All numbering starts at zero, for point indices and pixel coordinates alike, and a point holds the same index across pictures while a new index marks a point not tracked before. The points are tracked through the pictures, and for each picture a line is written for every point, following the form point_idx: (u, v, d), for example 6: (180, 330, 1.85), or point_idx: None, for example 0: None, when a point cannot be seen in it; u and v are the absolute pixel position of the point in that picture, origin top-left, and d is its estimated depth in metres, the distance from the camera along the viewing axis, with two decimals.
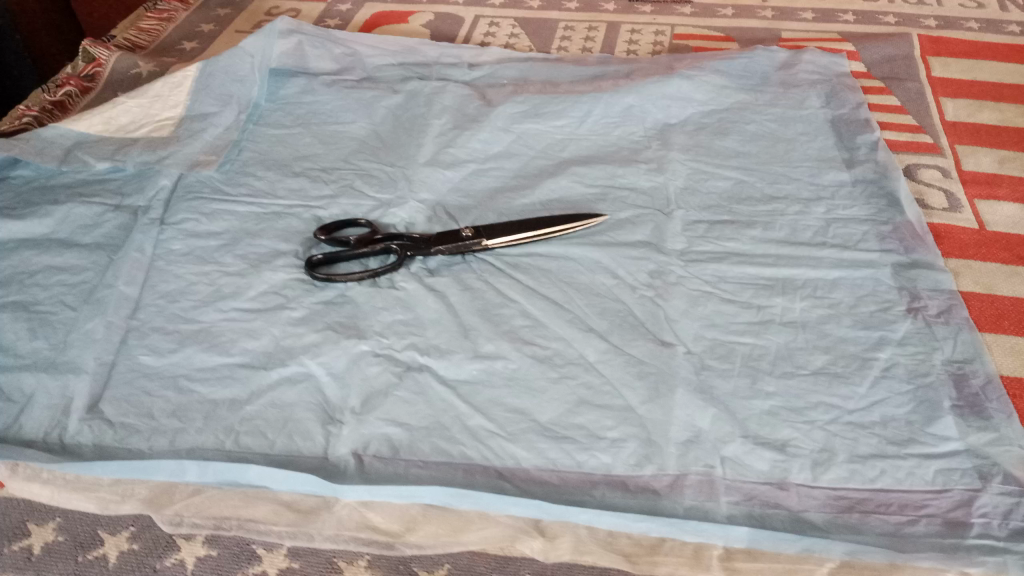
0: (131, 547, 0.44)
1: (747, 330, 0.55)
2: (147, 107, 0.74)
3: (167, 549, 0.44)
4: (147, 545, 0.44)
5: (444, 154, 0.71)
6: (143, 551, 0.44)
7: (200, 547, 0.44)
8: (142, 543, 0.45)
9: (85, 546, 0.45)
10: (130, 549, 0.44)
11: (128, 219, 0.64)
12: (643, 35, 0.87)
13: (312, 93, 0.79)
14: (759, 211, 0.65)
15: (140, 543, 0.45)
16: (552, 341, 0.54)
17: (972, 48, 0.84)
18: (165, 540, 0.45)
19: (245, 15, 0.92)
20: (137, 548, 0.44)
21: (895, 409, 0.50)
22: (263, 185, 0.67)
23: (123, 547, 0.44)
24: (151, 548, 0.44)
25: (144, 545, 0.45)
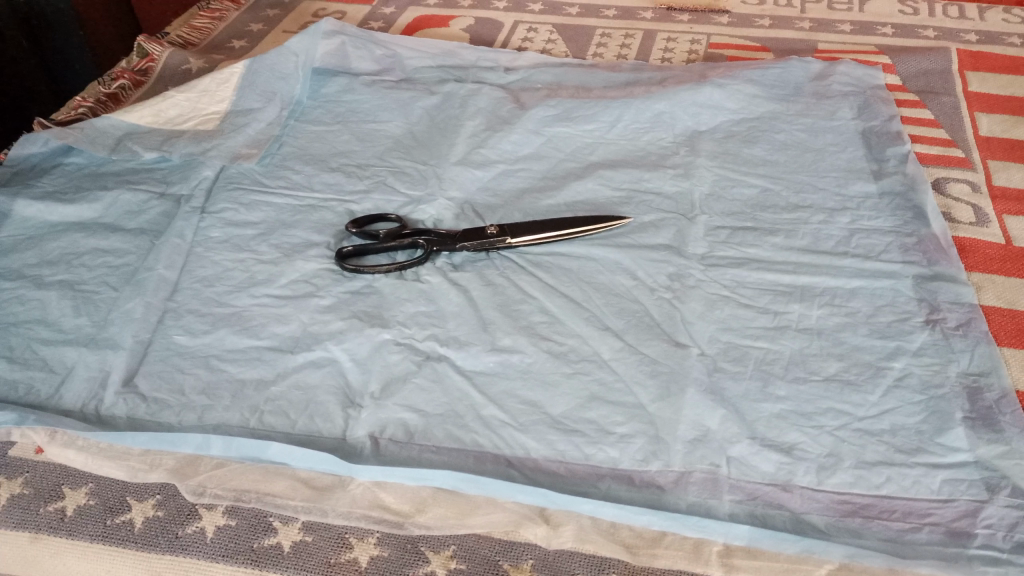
0: (156, 513, 0.46)
1: (763, 334, 0.55)
2: (195, 101, 0.77)
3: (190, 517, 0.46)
4: (172, 513, 0.46)
5: (475, 154, 0.72)
6: (167, 518, 0.46)
7: (221, 516, 0.46)
8: (166, 510, 0.47)
9: (113, 510, 0.47)
10: (156, 515, 0.46)
11: (171, 207, 0.67)
12: (678, 43, 0.88)
13: (352, 91, 0.81)
14: (783, 219, 0.65)
15: (165, 509, 0.47)
16: (569, 338, 0.55)
17: (1012, 63, 0.83)
18: (188, 508, 0.47)
19: (292, 16, 0.96)
20: (161, 515, 0.46)
21: (906, 418, 0.50)
22: (300, 179, 0.70)
23: (148, 514, 0.46)
24: (175, 515, 0.46)
25: (169, 512, 0.46)
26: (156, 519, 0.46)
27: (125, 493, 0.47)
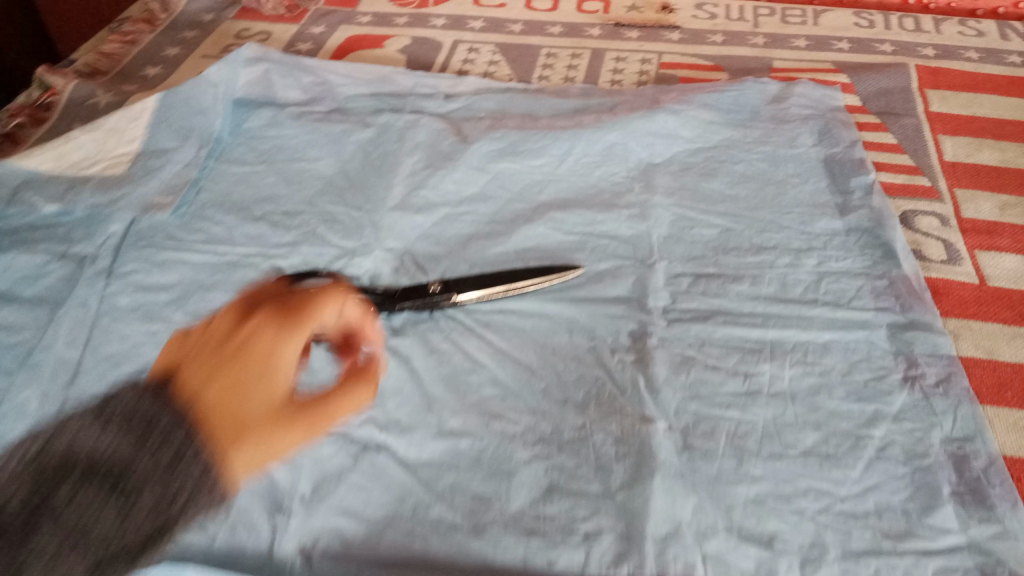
0: (99, 492, 0.38)
1: (733, 402, 0.51)
2: (101, 141, 0.69)
3: (153, 516, 0.39)
4: (120, 476, 0.39)
5: (415, 196, 0.67)
6: (121, 463, 0.39)
7: (195, 495, 0.40)
8: (112, 492, 0.38)
9: (33, 532, 0.36)
10: (96, 494, 0.38)
11: (74, 270, 0.60)
12: (628, 63, 0.84)
13: (279, 125, 0.74)
14: (747, 262, 0.61)
15: (110, 480, 0.39)
16: (523, 415, 0.50)
17: (971, 80, 0.81)
18: (147, 494, 0.39)
19: (213, 38, 0.88)
20: (113, 515, 0.38)
21: (891, 496, 0.46)
22: (221, 232, 0.64)
23: (92, 494, 0.38)
24: (120, 475, 0.39)
25: (122, 495, 0.38)
26: (112, 547, 0.38)
27: (40, 518, 0.37)
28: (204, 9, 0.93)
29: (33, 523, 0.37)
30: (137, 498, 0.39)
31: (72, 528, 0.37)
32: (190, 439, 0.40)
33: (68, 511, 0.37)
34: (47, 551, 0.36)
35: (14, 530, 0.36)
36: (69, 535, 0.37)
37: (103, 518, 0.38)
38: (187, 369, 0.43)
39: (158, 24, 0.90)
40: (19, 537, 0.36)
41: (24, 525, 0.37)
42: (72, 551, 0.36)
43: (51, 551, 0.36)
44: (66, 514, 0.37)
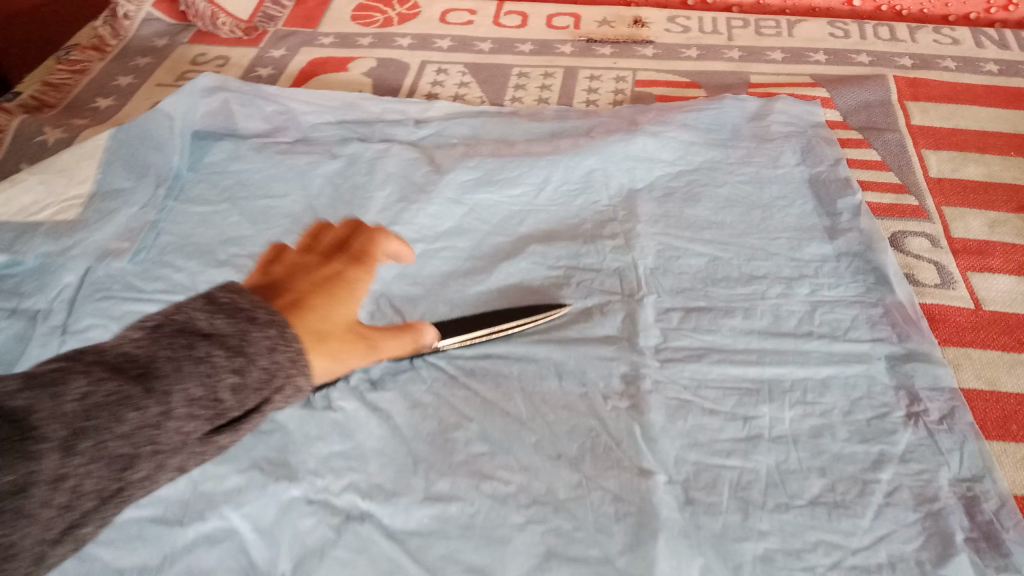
0: (214, 349, 0.34)
1: (734, 449, 0.48)
2: (51, 184, 0.65)
3: (260, 391, 0.36)
4: (240, 356, 0.35)
5: (389, 233, 0.63)
6: (233, 335, 0.35)
7: (295, 371, 0.37)
8: (227, 349, 0.35)
9: (159, 392, 0.33)
10: (218, 353, 0.34)
11: (25, 327, 0.56)
12: (603, 81, 0.81)
13: (241, 159, 0.70)
14: (737, 294, 0.59)
15: (220, 338, 0.35)
16: (515, 474, 0.47)
17: (951, 91, 0.79)
18: (261, 377, 0.35)
19: (167, 64, 0.83)
20: (226, 362, 0.34)
21: (903, 546, 0.44)
22: (183, 279, 0.60)
23: (208, 349, 0.34)
24: (238, 358, 0.35)
25: (242, 367, 0.35)
26: (222, 410, 0.35)
27: (166, 381, 0.33)
28: (156, 33, 0.88)
29: (155, 388, 0.33)
30: (252, 367, 0.35)
31: (192, 403, 0.34)
32: (286, 335, 0.37)
33: (187, 378, 0.33)
34: (170, 412, 0.33)
35: (140, 390, 0.32)
36: (187, 407, 0.33)
37: (221, 375, 0.34)
38: (285, 282, 0.42)
39: (108, 49, 0.85)
40: (146, 401, 0.32)
41: (146, 391, 0.32)
42: (190, 418, 0.34)
43: (175, 415, 0.33)
44: (182, 386, 0.33)
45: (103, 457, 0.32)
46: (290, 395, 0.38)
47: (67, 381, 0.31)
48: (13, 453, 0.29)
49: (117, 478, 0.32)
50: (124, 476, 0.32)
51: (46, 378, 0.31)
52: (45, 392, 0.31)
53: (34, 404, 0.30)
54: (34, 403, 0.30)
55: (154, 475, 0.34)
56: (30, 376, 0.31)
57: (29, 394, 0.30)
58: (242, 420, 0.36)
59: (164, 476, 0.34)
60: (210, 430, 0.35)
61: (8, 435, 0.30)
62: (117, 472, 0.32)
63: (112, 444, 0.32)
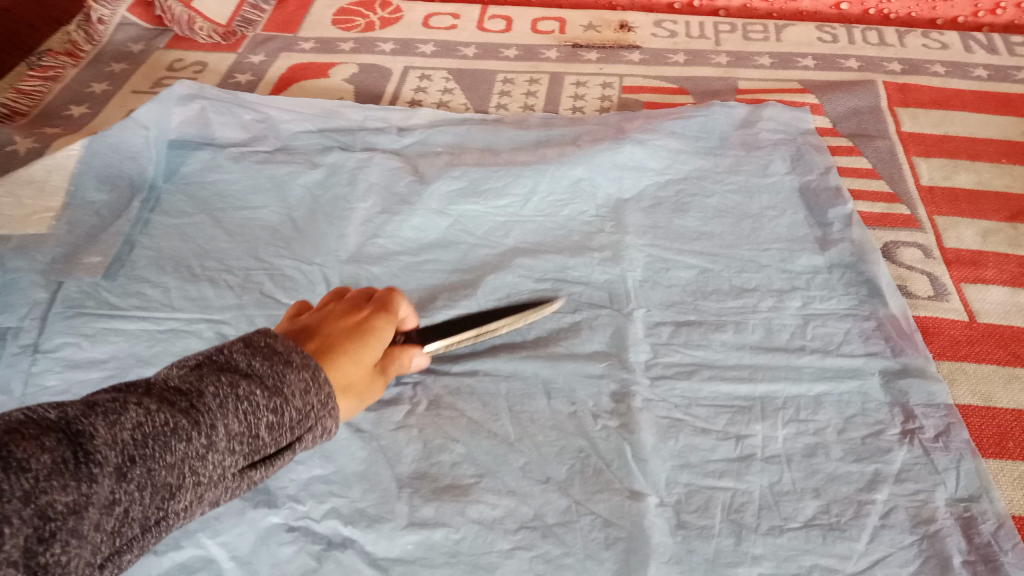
0: (255, 385, 0.34)
1: (726, 470, 0.47)
2: (19, 196, 0.63)
3: (296, 429, 0.35)
4: (280, 392, 0.34)
5: (371, 246, 0.62)
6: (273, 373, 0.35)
7: (326, 415, 0.37)
8: (267, 386, 0.34)
9: (204, 423, 0.32)
10: (257, 391, 0.34)
11: None
12: (589, 88, 0.80)
13: (218, 169, 0.68)
14: (728, 307, 0.57)
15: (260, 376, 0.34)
16: (501, 498, 0.46)
17: (940, 96, 0.79)
18: (297, 416, 0.35)
19: (142, 71, 0.81)
20: (266, 400, 0.34)
21: (899, 569, 0.43)
22: (159, 294, 0.58)
23: (248, 385, 0.34)
24: (277, 397, 0.34)
25: (280, 405, 0.34)
26: (261, 447, 0.34)
27: (211, 413, 0.32)
28: (131, 38, 0.86)
29: (201, 420, 0.31)
30: (286, 407, 0.35)
31: (233, 437, 0.32)
32: (318, 377, 0.37)
33: (230, 412, 0.32)
34: (213, 445, 0.32)
35: (187, 420, 0.31)
36: (229, 441, 0.32)
37: (261, 412, 0.34)
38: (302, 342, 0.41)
39: (81, 55, 0.83)
40: (192, 432, 0.31)
41: (193, 422, 0.31)
42: (229, 452, 0.32)
43: (217, 448, 0.32)
44: (224, 421, 0.32)
45: (151, 486, 0.30)
46: (319, 437, 0.37)
47: (123, 410, 0.30)
48: (74, 475, 0.27)
49: (160, 508, 0.30)
50: (166, 508, 0.31)
51: (103, 407, 0.30)
52: (103, 419, 0.29)
53: (93, 431, 0.29)
54: (93, 429, 0.29)
55: (192, 511, 0.32)
56: (87, 403, 0.30)
57: (89, 420, 0.29)
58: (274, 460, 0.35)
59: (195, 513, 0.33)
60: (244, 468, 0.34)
61: (68, 457, 0.28)
62: (160, 502, 0.30)
63: (160, 473, 0.30)
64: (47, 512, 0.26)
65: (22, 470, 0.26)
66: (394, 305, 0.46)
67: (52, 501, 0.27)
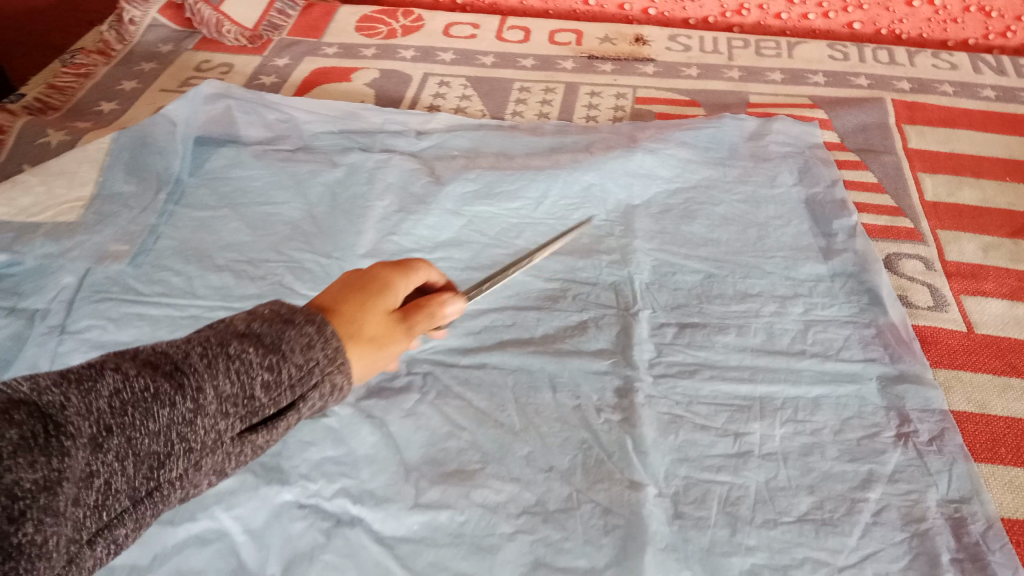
0: (244, 345, 0.35)
1: (724, 465, 0.49)
2: (50, 185, 0.66)
3: (297, 388, 0.36)
4: (273, 350, 0.35)
5: (387, 243, 0.64)
6: (263, 333, 0.36)
7: (336, 370, 0.37)
8: (258, 345, 0.35)
9: (189, 388, 0.32)
10: (249, 351, 0.34)
11: (23, 326, 0.56)
12: (603, 98, 0.82)
13: (242, 166, 0.71)
14: (732, 311, 0.59)
15: (249, 336, 0.35)
16: (505, 484, 0.47)
17: (948, 115, 0.80)
18: (297, 372, 0.36)
19: (170, 70, 0.84)
20: (259, 358, 0.35)
21: (889, 564, 0.44)
22: (181, 282, 0.60)
23: (238, 346, 0.35)
24: (269, 358, 0.35)
25: (276, 362, 0.35)
26: (259, 407, 0.35)
27: (197, 377, 0.33)
28: (161, 39, 0.89)
29: (185, 385, 0.32)
30: (283, 366, 0.35)
31: (223, 401, 0.33)
32: (324, 331, 0.38)
33: (216, 377, 0.33)
34: (201, 409, 0.33)
35: (169, 386, 0.32)
36: (218, 405, 0.33)
37: (254, 372, 0.34)
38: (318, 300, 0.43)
39: (113, 53, 0.86)
40: (176, 397, 0.32)
41: (176, 387, 0.32)
42: (220, 417, 0.33)
43: (206, 411, 0.33)
44: (210, 385, 0.33)
45: (134, 454, 0.31)
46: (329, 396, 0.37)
47: (98, 378, 0.30)
48: (42, 450, 0.27)
49: (150, 476, 0.32)
50: (157, 475, 0.32)
51: (75, 375, 0.30)
52: (76, 388, 0.30)
53: (65, 400, 0.29)
54: (64, 400, 0.29)
55: (189, 477, 0.33)
56: (59, 373, 0.30)
57: (60, 390, 0.29)
58: (276, 422, 0.36)
59: (197, 481, 0.34)
60: (243, 430, 0.35)
61: (36, 431, 0.27)
62: (150, 470, 0.31)
63: (142, 441, 0.31)
64: (15, 491, 0.26)
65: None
66: (411, 264, 0.47)
67: (19, 478, 0.26)
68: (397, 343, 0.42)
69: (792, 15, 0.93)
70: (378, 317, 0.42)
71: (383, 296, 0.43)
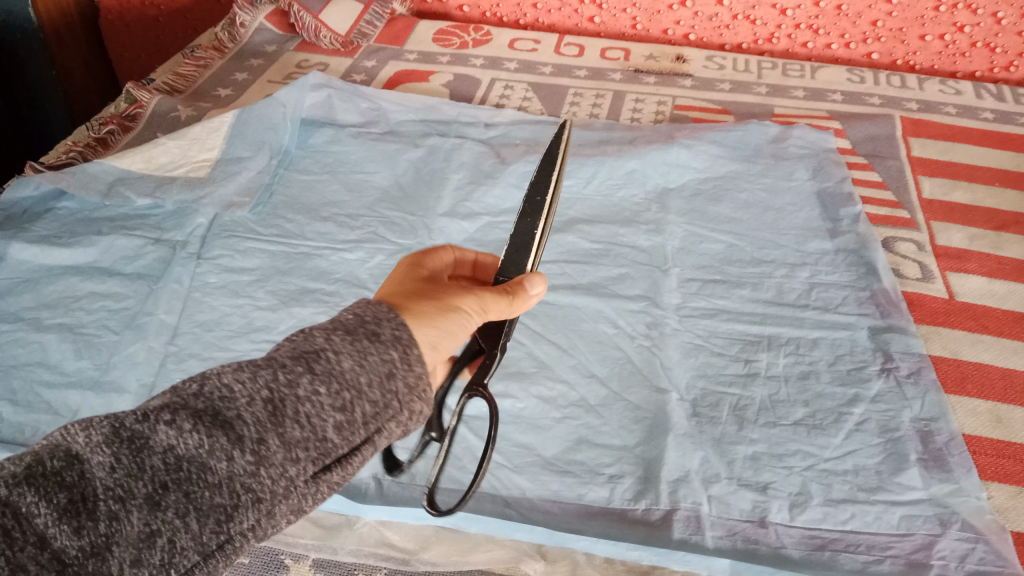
0: (313, 385, 0.33)
1: (735, 381, 0.60)
2: (185, 149, 0.77)
3: (371, 424, 0.34)
4: (343, 389, 0.33)
5: (461, 207, 0.77)
6: (336, 364, 0.34)
7: (413, 399, 0.35)
8: (327, 383, 0.33)
9: (248, 439, 0.31)
10: (320, 390, 0.33)
11: (167, 252, 0.69)
12: (646, 104, 0.94)
13: (340, 142, 0.83)
14: (748, 272, 0.70)
15: (319, 370, 0.33)
16: (556, 383, 0.60)
17: (948, 131, 0.91)
18: (370, 410, 0.34)
19: (276, 66, 0.98)
20: (330, 399, 0.33)
21: (866, 459, 0.55)
22: (293, 227, 0.73)
23: (307, 387, 0.33)
24: (341, 393, 0.33)
25: (347, 402, 0.33)
26: (332, 448, 0.33)
27: (259, 429, 0.32)
28: (267, 40, 1.03)
29: (244, 436, 0.31)
30: (356, 402, 0.34)
31: (292, 445, 0.32)
32: (408, 357, 0.35)
33: (282, 422, 0.32)
34: (265, 459, 0.32)
35: (227, 438, 0.31)
36: (289, 451, 0.32)
37: (324, 414, 0.33)
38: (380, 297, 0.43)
39: (227, 51, 1.01)
40: (234, 450, 0.31)
41: (235, 439, 0.31)
42: (289, 462, 0.32)
43: (271, 461, 0.32)
44: (275, 434, 0.32)
45: (196, 510, 0.30)
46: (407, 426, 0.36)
47: (152, 434, 0.30)
48: (89, 515, 0.29)
49: (219, 529, 0.31)
50: (226, 528, 0.31)
51: (129, 433, 0.30)
52: (130, 448, 0.30)
53: (116, 462, 0.30)
54: (115, 460, 0.30)
55: (264, 527, 0.32)
56: (117, 425, 0.30)
57: (112, 451, 0.30)
58: (352, 460, 0.34)
59: (277, 526, 0.33)
60: (318, 472, 0.33)
61: (86, 494, 0.29)
62: (217, 523, 0.31)
63: (202, 496, 0.30)
64: (62, 556, 0.28)
65: (28, 517, 0.28)
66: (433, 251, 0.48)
67: (64, 545, 0.28)
68: (454, 298, 0.42)
69: (817, 44, 1.05)
70: (424, 291, 0.42)
71: (416, 282, 0.43)
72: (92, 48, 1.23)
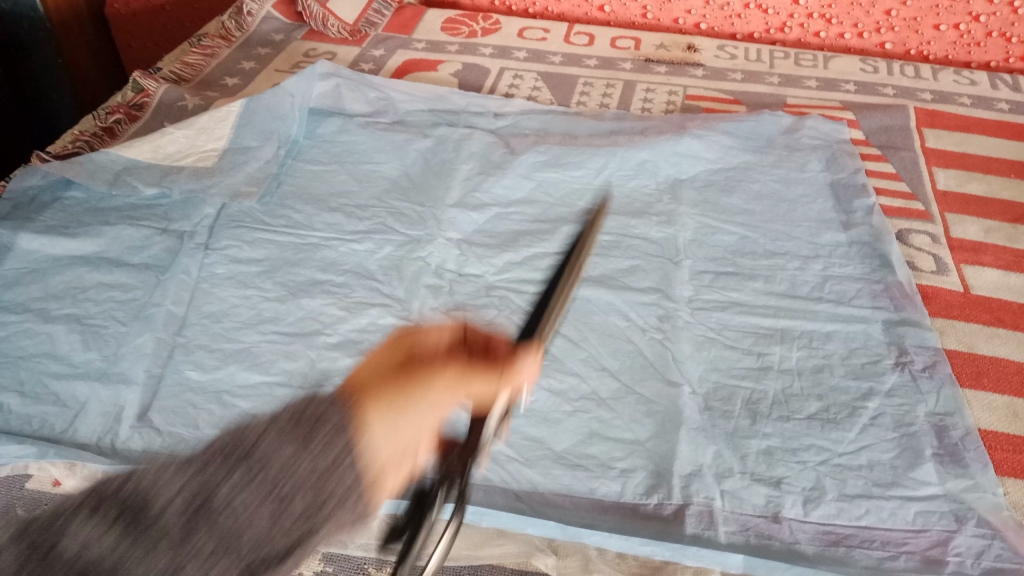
0: (244, 480, 0.31)
1: (748, 375, 0.60)
2: (193, 138, 0.77)
3: (300, 529, 0.30)
4: (280, 484, 0.31)
5: (471, 197, 0.76)
6: (272, 459, 0.32)
7: (354, 500, 0.32)
8: (258, 479, 0.31)
9: (172, 538, 0.29)
10: (256, 481, 0.31)
11: (175, 243, 0.69)
12: (657, 94, 0.94)
13: (348, 132, 0.83)
14: (761, 264, 0.70)
15: (254, 466, 0.32)
16: (568, 376, 0.59)
17: (963, 122, 0.90)
18: (304, 508, 0.31)
19: (283, 55, 0.97)
20: (264, 492, 0.31)
21: (880, 454, 0.54)
22: (301, 218, 0.72)
23: (241, 479, 0.31)
24: (276, 486, 0.31)
25: (281, 495, 0.31)
26: (255, 556, 0.29)
27: (188, 522, 0.29)
28: (275, 29, 1.02)
29: (166, 532, 0.29)
30: (292, 497, 0.31)
31: (219, 544, 0.29)
32: (349, 446, 0.34)
33: (214, 514, 0.30)
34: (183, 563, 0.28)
35: (146, 534, 0.28)
36: (216, 548, 0.29)
37: (258, 511, 0.30)
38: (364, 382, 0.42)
39: (233, 39, 1.00)
40: (150, 549, 0.28)
41: (156, 535, 0.28)
42: (214, 563, 0.28)
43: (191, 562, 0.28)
44: (203, 527, 0.29)
45: None
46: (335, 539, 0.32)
47: (62, 534, 0.27)
48: None
49: None
50: None
51: (36, 540, 0.27)
52: (35, 556, 0.27)
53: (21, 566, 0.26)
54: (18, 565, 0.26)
55: None
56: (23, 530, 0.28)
57: (19, 555, 0.27)
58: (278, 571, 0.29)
59: None
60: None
61: None
62: None
63: None
64: None
65: None
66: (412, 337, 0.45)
67: None
68: (431, 379, 0.38)
69: (830, 34, 1.04)
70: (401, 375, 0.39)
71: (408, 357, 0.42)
72: (99, 37, 1.22)
